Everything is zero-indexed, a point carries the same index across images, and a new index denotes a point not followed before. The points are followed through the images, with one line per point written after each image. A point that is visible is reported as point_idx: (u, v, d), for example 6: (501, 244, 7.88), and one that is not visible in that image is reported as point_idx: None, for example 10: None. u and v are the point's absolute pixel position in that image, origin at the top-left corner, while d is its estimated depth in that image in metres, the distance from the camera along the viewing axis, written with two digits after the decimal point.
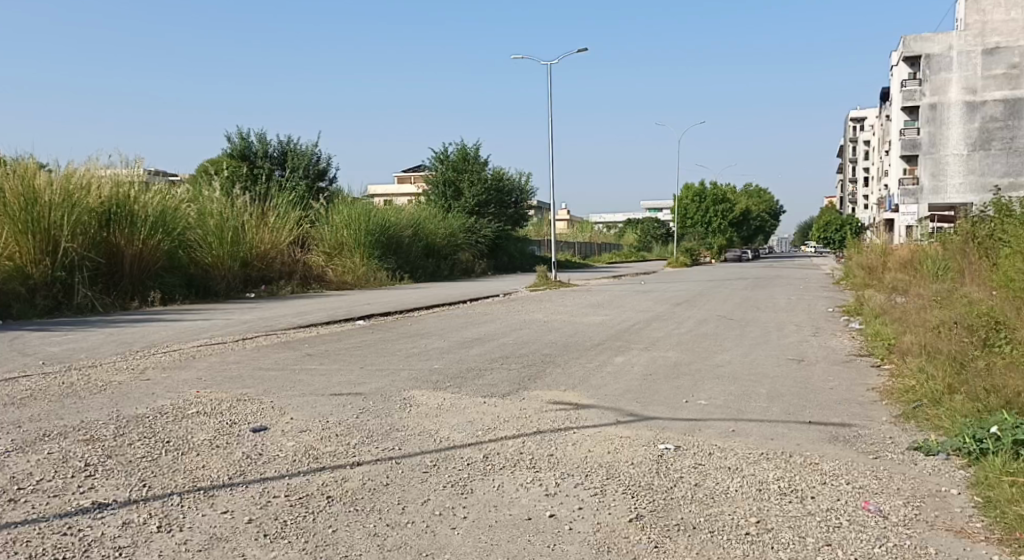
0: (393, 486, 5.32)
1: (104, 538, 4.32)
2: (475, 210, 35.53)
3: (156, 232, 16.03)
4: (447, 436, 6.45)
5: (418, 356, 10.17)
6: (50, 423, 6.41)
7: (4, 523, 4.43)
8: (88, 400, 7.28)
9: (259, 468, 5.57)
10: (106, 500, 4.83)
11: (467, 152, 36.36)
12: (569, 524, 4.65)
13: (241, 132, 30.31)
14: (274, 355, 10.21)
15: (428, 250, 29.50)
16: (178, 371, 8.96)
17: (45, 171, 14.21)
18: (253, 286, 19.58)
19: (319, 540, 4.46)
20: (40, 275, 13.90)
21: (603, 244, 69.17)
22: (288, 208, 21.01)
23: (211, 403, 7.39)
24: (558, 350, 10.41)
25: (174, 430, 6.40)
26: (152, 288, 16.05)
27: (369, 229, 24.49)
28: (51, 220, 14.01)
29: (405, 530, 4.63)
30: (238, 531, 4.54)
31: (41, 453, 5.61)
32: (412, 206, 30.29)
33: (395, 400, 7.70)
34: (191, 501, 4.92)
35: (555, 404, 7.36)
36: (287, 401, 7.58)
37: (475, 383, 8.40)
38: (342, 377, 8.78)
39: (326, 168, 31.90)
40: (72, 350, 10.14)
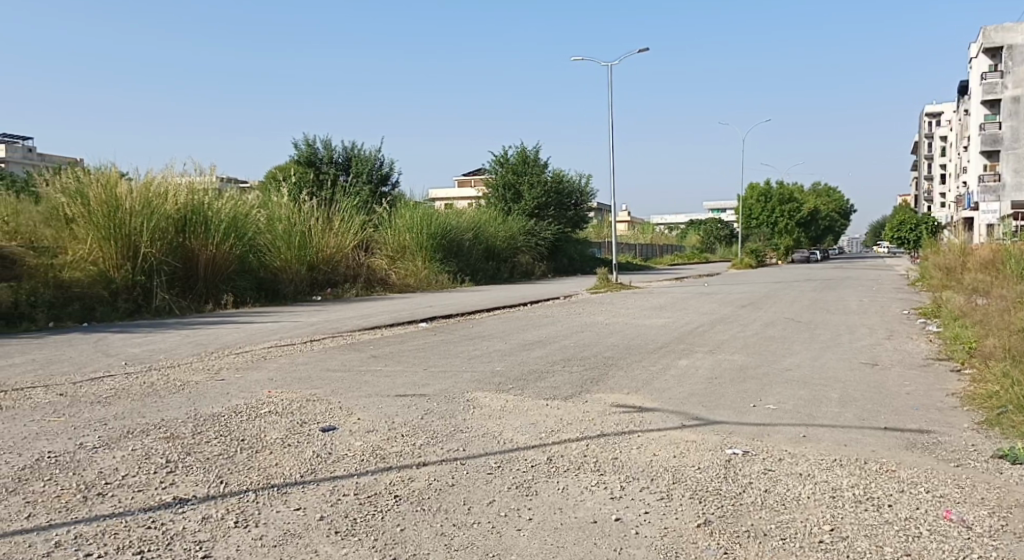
0: (459, 486, 5.37)
1: (185, 532, 4.47)
2: (535, 212, 35.58)
3: (228, 237, 16.52)
4: (511, 438, 6.48)
5: (481, 358, 10.24)
6: (133, 420, 6.68)
7: (93, 515, 4.64)
8: (167, 399, 7.55)
9: (329, 467, 5.70)
10: (187, 495, 5.01)
11: (527, 155, 36.49)
12: (636, 528, 4.63)
13: (307, 139, 31.05)
14: (340, 357, 10.41)
15: (489, 253, 29.65)
16: (251, 372, 9.22)
17: (127, 180, 14.75)
18: (319, 289, 20.00)
19: (388, 539, 4.54)
20: (121, 279, 14.48)
21: (665, 246, 68.49)
22: (353, 212, 21.39)
23: (282, 403, 7.59)
24: (621, 352, 10.36)
25: (248, 429, 6.59)
26: (224, 292, 16.55)
27: (431, 232, 24.75)
28: (132, 226, 14.56)
29: (472, 531, 4.68)
30: (311, 528, 4.65)
31: (124, 449, 5.85)
32: (473, 209, 30.49)
33: (458, 401, 7.77)
34: (265, 498, 5.06)
35: (619, 407, 7.33)
36: (355, 401, 7.73)
37: (538, 385, 8.42)
38: (407, 379, 8.90)
39: (388, 172, 32.39)
40: (152, 351, 10.53)
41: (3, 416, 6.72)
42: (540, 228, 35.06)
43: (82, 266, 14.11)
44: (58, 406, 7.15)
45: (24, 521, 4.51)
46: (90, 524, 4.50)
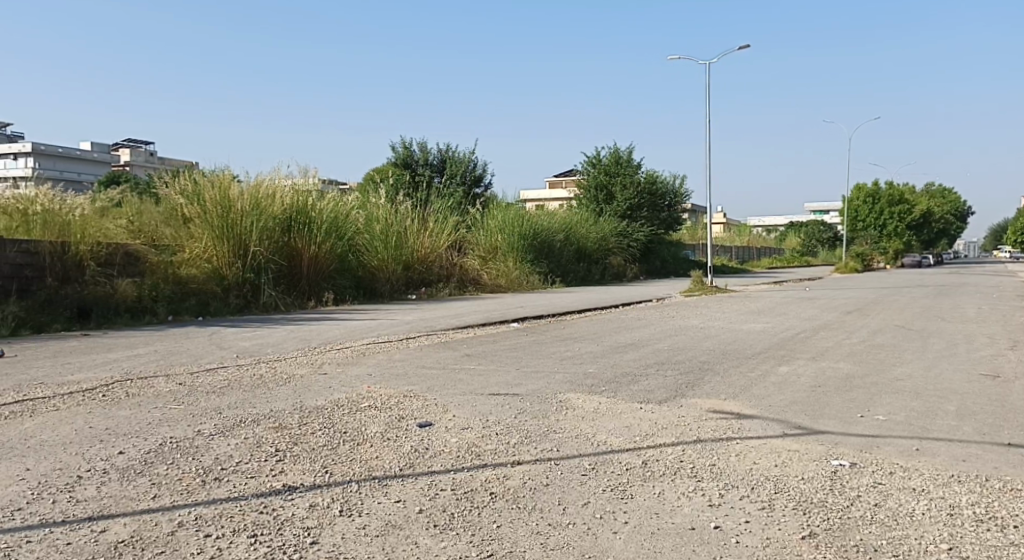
0: (553, 486, 5.40)
1: (294, 519, 4.65)
2: (627, 213, 35.17)
3: (329, 237, 17.03)
4: (604, 440, 6.45)
5: (574, 359, 10.23)
6: (244, 410, 6.99)
7: (210, 499, 4.87)
8: (275, 391, 7.87)
9: (427, 462, 5.82)
10: (295, 483, 5.21)
11: (620, 156, 36.23)
12: (737, 538, 4.53)
13: (404, 141, 31.81)
14: (436, 355, 10.59)
15: (580, 254, 29.55)
16: (351, 367, 9.51)
17: (238, 183, 15.47)
18: (414, 288, 20.40)
19: (484, 535, 4.60)
20: (232, 276, 15.11)
21: (762, 248, 66.65)
22: (446, 213, 21.72)
23: (380, 398, 7.78)
24: (718, 357, 10.16)
25: (348, 422, 6.79)
26: (325, 289, 17.11)
27: (522, 233, 24.94)
28: (243, 226, 15.21)
29: (568, 531, 4.68)
30: (410, 520, 4.75)
31: (237, 437, 6.13)
32: (564, 211, 30.48)
33: (552, 401, 7.80)
34: (367, 489, 5.21)
35: (716, 413, 7.18)
36: (450, 398, 7.87)
37: (631, 388, 8.36)
38: (500, 378, 8.98)
39: (482, 174, 32.77)
40: (260, 345, 10.99)
41: (129, 402, 7.14)
42: (632, 230, 34.66)
43: (198, 263, 14.83)
44: (177, 395, 7.54)
45: (151, 501, 4.79)
46: (208, 507, 4.74)
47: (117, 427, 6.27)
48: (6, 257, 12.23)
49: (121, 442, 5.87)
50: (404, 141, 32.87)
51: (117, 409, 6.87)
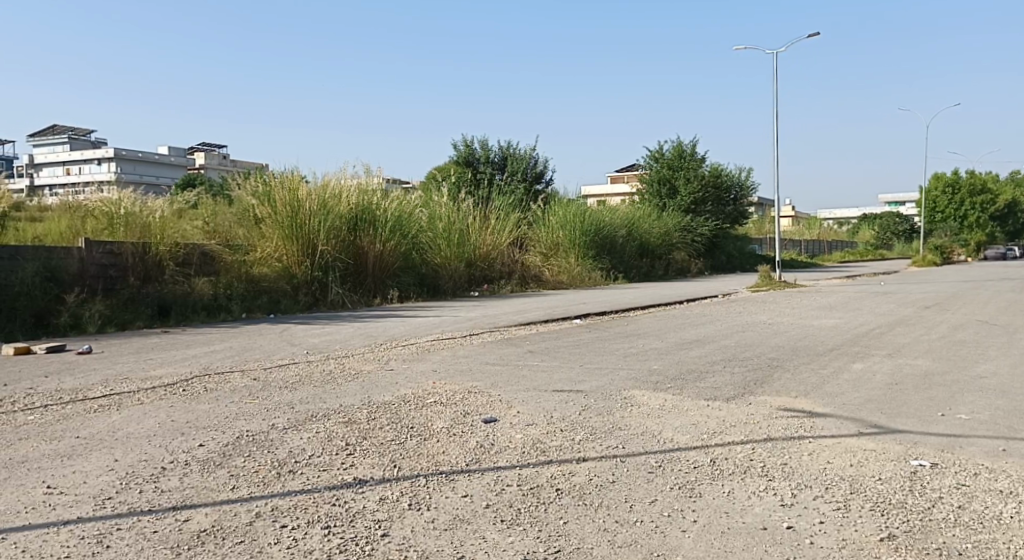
0: (619, 484, 5.36)
1: (365, 511, 4.74)
2: (691, 207, 34.64)
3: (394, 235, 17.25)
4: (671, 438, 6.39)
5: (639, 356, 10.14)
6: (315, 405, 7.14)
7: (285, 490, 5.00)
8: (344, 386, 8.02)
9: (493, 457, 5.85)
10: (365, 476, 5.30)
11: (683, 150, 35.77)
12: (810, 538, 4.44)
13: (465, 140, 32.01)
14: (499, 351, 10.64)
15: (643, 250, 29.26)
16: (417, 362, 9.63)
17: (306, 183, 15.81)
18: (477, 284, 20.51)
19: (551, 531, 4.60)
20: (301, 274, 15.45)
21: (833, 242, 64.79)
22: (507, 210, 21.82)
23: (445, 393, 7.86)
24: (788, 354, 9.94)
25: (415, 417, 6.88)
26: (390, 287, 17.35)
27: (584, 229, 24.85)
28: (311, 226, 15.53)
29: (635, 529, 4.65)
30: (478, 515, 4.79)
31: (309, 431, 6.27)
32: (626, 206, 30.24)
33: (616, 398, 7.76)
34: (434, 484, 5.26)
35: (786, 411, 7.04)
36: (514, 395, 7.90)
37: (698, 385, 8.25)
38: (564, 375, 8.96)
39: (543, 170, 32.74)
40: (328, 342, 11.21)
41: (206, 397, 7.37)
42: (696, 224, 34.14)
43: (269, 262, 15.21)
44: (252, 390, 7.76)
45: (230, 492, 4.94)
46: (283, 499, 4.86)
47: (196, 421, 6.49)
48: (91, 258, 12.71)
49: (201, 435, 6.07)
50: (466, 139, 33.08)
51: (196, 403, 7.10)
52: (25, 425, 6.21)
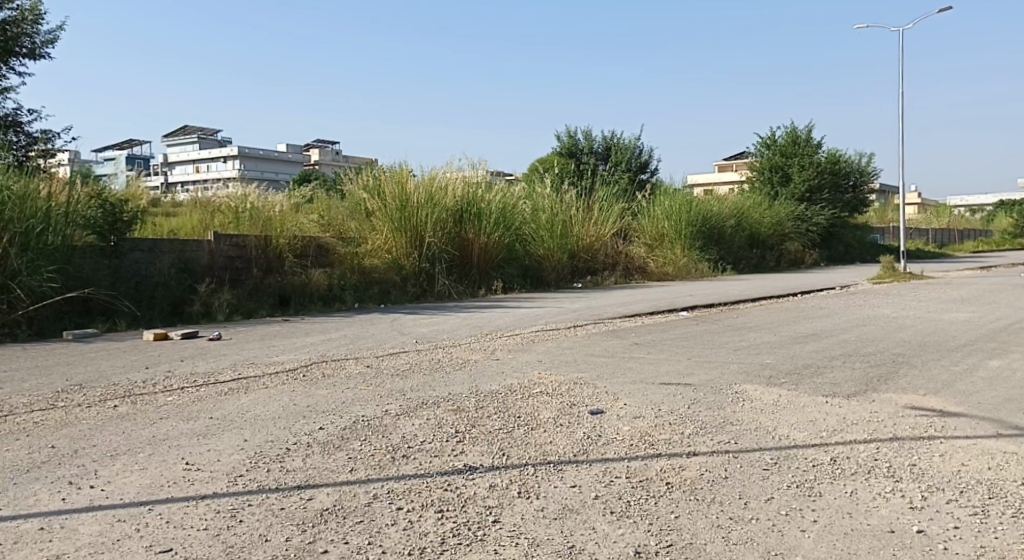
0: (733, 479, 5.22)
1: (475, 497, 4.79)
2: (806, 196, 33.31)
3: (498, 228, 17.36)
4: (787, 434, 6.17)
5: (750, 350, 9.84)
6: (425, 393, 7.28)
7: (399, 474, 5.12)
8: (452, 375, 8.15)
9: (601, 448, 5.81)
10: (475, 463, 5.36)
11: (797, 136, 34.52)
12: (944, 544, 4.20)
13: (569, 131, 31.94)
14: (604, 343, 10.55)
15: (753, 240, 28.35)
16: (523, 353, 9.67)
17: (414, 177, 16.13)
18: (580, 276, 20.44)
19: (662, 524, 4.52)
20: (409, 266, 15.76)
21: (962, 231, 60.92)
22: (611, 201, 21.66)
23: (552, 384, 7.86)
24: (913, 350, 9.42)
25: (521, 407, 6.91)
26: (495, 278, 17.47)
27: (690, 220, 24.37)
28: (418, 219, 15.83)
29: (751, 526, 4.52)
30: (587, 505, 4.76)
31: (420, 418, 6.39)
32: (735, 196, 29.43)
33: (727, 392, 7.56)
34: (543, 473, 5.27)
35: (913, 410, 6.68)
36: (621, 386, 7.82)
37: (815, 381, 7.94)
38: (672, 368, 8.81)
39: (648, 160, 32.26)
40: (436, 331, 11.41)
41: (324, 382, 7.64)
42: (811, 214, 32.84)
43: (380, 254, 15.62)
44: (366, 376, 7.99)
45: (348, 473, 5.09)
46: (398, 482, 4.97)
47: (316, 405, 6.73)
48: (220, 250, 13.42)
49: (320, 418, 6.29)
50: (569, 130, 33.00)
51: (315, 388, 7.36)
52: (165, 405, 6.59)
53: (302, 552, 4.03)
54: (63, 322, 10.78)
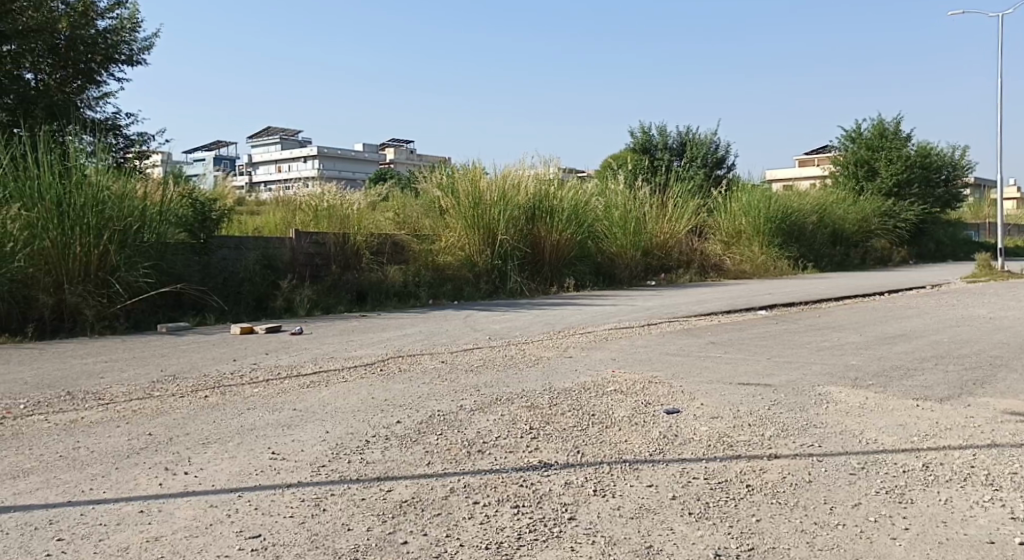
0: (817, 483, 5.07)
1: (551, 494, 4.78)
2: (893, 191, 32.09)
3: (571, 225, 17.29)
4: (874, 438, 5.95)
5: (834, 350, 9.53)
6: (499, 389, 7.31)
7: (476, 469, 5.14)
8: (525, 372, 8.16)
9: (677, 448, 5.72)
10: (550, 460, 5.35)
11: (884, 128, 33.32)
12: None
13: (643, 126, 31.54)
14: (679, 341, 10.40)
15: (836, 237, 27.52)
16: (596, 351, 9.61)
17: (487, 175, 16.22)
18: (654, 273, 20.17)
19: (743, 527, 4.42)
20: (483, 263, 15.84)
21: None
22: (686, 197, 21.32)
23: (626, 382, 7.78)
24: (1012, 352, 8.96)
25: (596, 404, 6.87)
26: (567, 276, 17.38)
27: (769, 216, 23.80)
28: (491, 216, 15.90)
29: (837, 532, 4.37)
30: (664, 506, 4.69)
31: (495, 414, 6.42)
32: (817, 191, 28.63)
33: (810, 394, 7.34)
34: (619, 472, 5.21)
35: (1011, 416, 6.36)
36: (697, 386, 7.68)
37: (904, 383, 7.64)
38: (750, 368, 8.62)
39: (725, 156, 31.67)
40: (510, 328, 11.44)
41: (401, 376, 7.76)
42: (899, 209, 31.63)
43: (453, 251, 15.76)
44: (441, 372, 8.07)
45: (426, 466, 5.15)
46: (474, 476, 5.00)
47: (393, 399, 6.83)
48: (301, 247, 13.77)
49: (398, 412, 6.37)
50: (644, 126, 32.60)
51: (392, 382, 7.48)
52: (252, 396, 6.80)
53: (383, 542, 4.09)
54: (158, 316, 11.23)
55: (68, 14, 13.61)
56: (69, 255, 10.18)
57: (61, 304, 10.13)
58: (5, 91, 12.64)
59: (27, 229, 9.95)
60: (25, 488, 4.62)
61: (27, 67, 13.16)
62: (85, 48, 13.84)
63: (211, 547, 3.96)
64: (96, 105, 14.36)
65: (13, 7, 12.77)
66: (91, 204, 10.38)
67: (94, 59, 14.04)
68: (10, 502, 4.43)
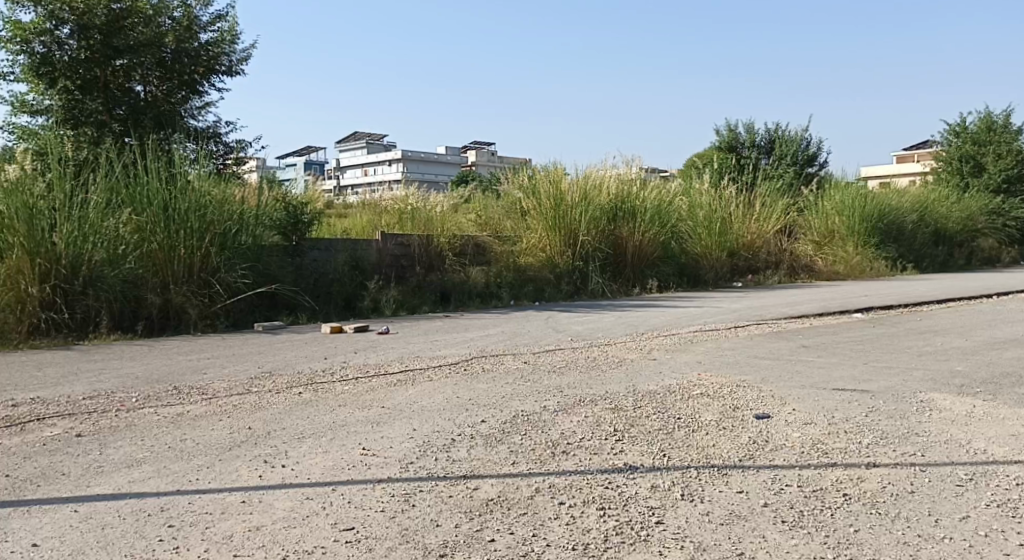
0: (920, 494, 4.83)
1: (637, 498, 4.70)
2: (1003, 187, 30.42)
3: (653, 226, 17.04)
4: (983, 449, 5.64)
5: (937, 356, 9.09)
6: (583, 390, 7.27)
7: (560, 470, 5.11)
8: (609, 374, 8.07)
9: (768, 454, 5.55)
10: (636, 463, 5.28)
11: (992, 121, 31.71)
12: None
13: (730, 124, 30.92)
14: (769, 345, 10.12)
15: (938, 236, 26.27)
16: (682, 353, 9.44)
17: (569, 176, 16.20)
18: (741, 275, 19.66)
19: (841, 537, 4.26)
20: (564, 264, 15.75)
21: None
22: (775, 196, 20.79)
23: (712, 386, 7.62)
24: None
25: (683, 408, 6.74)
26: (650, 277, 17.05)
27: (865, 214, 22.93)
28: (573, 217, 15.85)
29: (943, 546, 4.16)
30: (755, 512, 4.56)
31: (579, 415, 6.37)
32: (917, 189, 27.46)
33: (911, 401, 7.01)
34: (707, 477, 5.10)
35: None
36: (789, 391, 7.45)
37: (1015, 392, 7.21)
38: (845, 372, 8.30)
39: (816, 152, 30.72)
40: (593, 330, 11.36)
41: (485, 376, 7.79)
42: (1009, 206, 29.96)
43: (534, 252, 15.77)
44: (525, 372, 8.08)
45: (511, 466, 5.16)
46: (560, 477, 4.98)
47: (478, 398, 6.86)
48: (387, 249, 14.05)
49: (483, 412, 6.40)
50: (731, 124, 31.96)
51: (477, 382, 7.52)
52: (342, 393, 6.95)
53: (471, 540, 4.11)
54: (255, 315, 11.58)
55: (174, 28, 14.16)
56: (174, 257, 10.64)
57: (166, 304, 10.55)
58: (119, 103, 13.57)
59: (137, 232, 10.52)
60: (138, 476, 4.83)
61: (136, 79, 13.85)
62: (189, 61, 14.36)
63: (308, 539, 4.05)
64: (198, 115, 14.88)
65: (125, 23, 13.46)
66: (194, 209, 10.86)
67: (197, 70, 14.55)
68: (125, 489, 4.64)
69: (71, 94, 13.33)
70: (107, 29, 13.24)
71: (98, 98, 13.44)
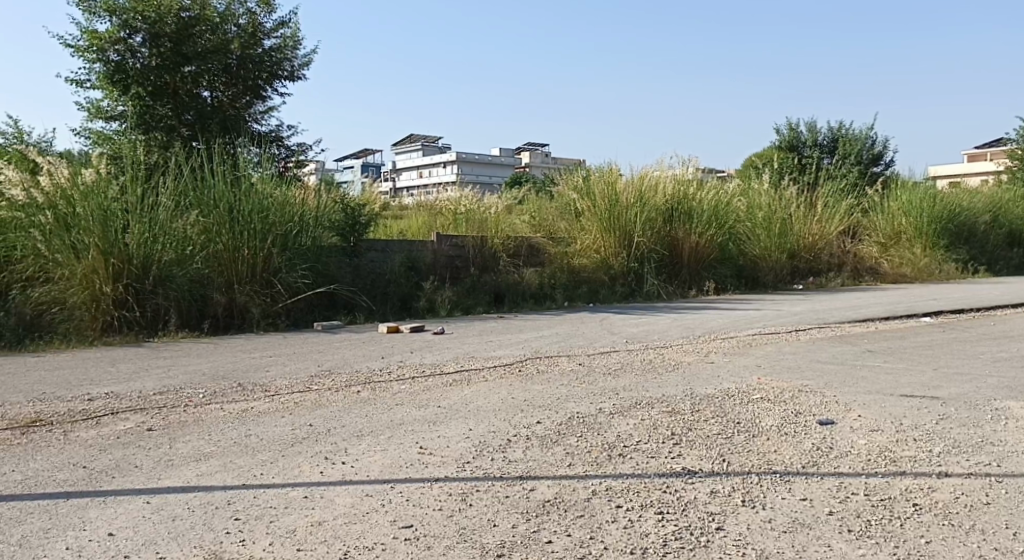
0: (997, 506, 4.63)
1: (697, 503, 4.61)
2: None
3: (711, 227, 16.75)
4: None
5: (1012, 362, 8.72)
6: (640, 393, 7.17)
7: (617, 473, 5.05)
8: (666, 377, 7.95)
9: (833, 462, 5.39)
10: (694, 468, 5.18)
11: None
12: None
13: (791, 123, 30.30)
14: (832, 349, 9.85)
15: (1012, 238, 25.25)
16: (740, 356, 9.26)
17: (624, 177, 16.09)
18: (802, 277, 19.19)
19: (911, 548, 4.10)
20: (619, 265, 15.59)
21: None
22: (838, 197, 20.29)
23: (772, 390, 7.45)
24: None
25: (742, 412, 6.60)
26: (707, 279, 16.72)
27: (933, 215, 22.19)
28: (628, 218, 15.71)
29: None
30: (820, 521, 4.43)
31: (635, 418, 6.29)
32: (990, 189, 26.44)
33: (984, 409, 6.74)
34: (770, 483, 4.98)
35: None
36: (854, 396, 7.23)
37: None
38: (914, 378, 8.02)
39: (882, 151, 29.88)
40: (648, 332, 11.22)
41: (540, 378, 7.75)
42: None
43: (589, 253, 15.65)
44: (580, 374, 8.01)
45: (567, 468, 5.11)
46: (617, 480, 4.91)
47: (533, 399, 6.83)
48: (442, 250, 14.16)
49: (538, 413, 6.37)
50: (791, 123, 31.34)
51: (532, 383, 7.49)
52: (399, 393, 7.00)
53: (528, 540, 4.08)
54: (314, 314, 11.74)
55: (239, 35, 14.44)
56: (239, 257, 10.88)
57: (231, 302, 10.76)
58: (187, 109, 13.95)
59: (204, 233, 10.80)
60: (206, 470, 4.93)
61: (204, 85, 14.21)
62: (254, 67, 14.65)
63: (368, 535, 4.08)
64: (261, 119, 15.22)
65: (193, 31, 13.81)
66: (257, 211, 11.09)
67: (261, 76, 14.85)
68: (193, 482, 4.74)
69: (143, 100, 13.74)
70: (176, 37, 13.64)
71: (167, 104, 13.83)
